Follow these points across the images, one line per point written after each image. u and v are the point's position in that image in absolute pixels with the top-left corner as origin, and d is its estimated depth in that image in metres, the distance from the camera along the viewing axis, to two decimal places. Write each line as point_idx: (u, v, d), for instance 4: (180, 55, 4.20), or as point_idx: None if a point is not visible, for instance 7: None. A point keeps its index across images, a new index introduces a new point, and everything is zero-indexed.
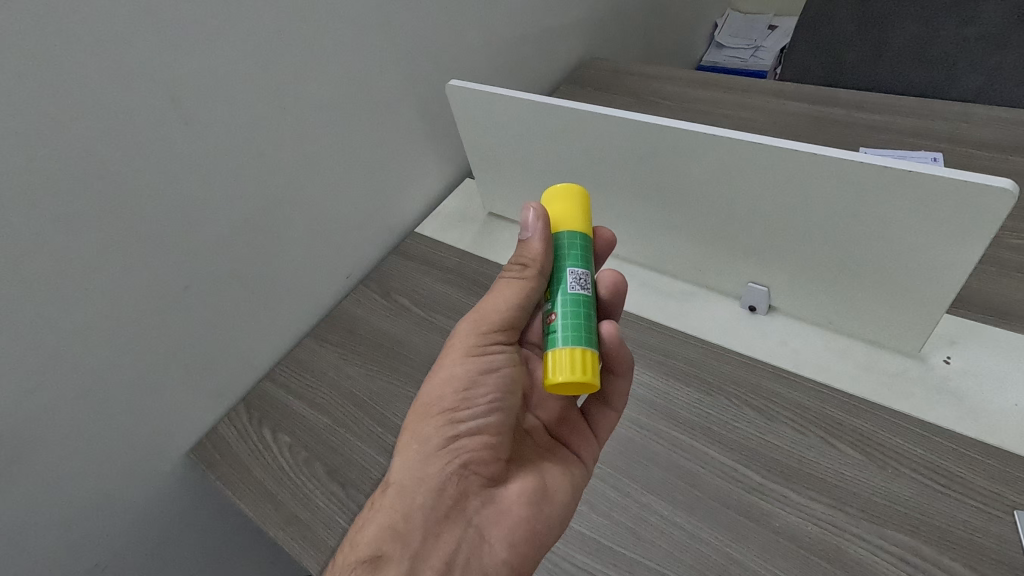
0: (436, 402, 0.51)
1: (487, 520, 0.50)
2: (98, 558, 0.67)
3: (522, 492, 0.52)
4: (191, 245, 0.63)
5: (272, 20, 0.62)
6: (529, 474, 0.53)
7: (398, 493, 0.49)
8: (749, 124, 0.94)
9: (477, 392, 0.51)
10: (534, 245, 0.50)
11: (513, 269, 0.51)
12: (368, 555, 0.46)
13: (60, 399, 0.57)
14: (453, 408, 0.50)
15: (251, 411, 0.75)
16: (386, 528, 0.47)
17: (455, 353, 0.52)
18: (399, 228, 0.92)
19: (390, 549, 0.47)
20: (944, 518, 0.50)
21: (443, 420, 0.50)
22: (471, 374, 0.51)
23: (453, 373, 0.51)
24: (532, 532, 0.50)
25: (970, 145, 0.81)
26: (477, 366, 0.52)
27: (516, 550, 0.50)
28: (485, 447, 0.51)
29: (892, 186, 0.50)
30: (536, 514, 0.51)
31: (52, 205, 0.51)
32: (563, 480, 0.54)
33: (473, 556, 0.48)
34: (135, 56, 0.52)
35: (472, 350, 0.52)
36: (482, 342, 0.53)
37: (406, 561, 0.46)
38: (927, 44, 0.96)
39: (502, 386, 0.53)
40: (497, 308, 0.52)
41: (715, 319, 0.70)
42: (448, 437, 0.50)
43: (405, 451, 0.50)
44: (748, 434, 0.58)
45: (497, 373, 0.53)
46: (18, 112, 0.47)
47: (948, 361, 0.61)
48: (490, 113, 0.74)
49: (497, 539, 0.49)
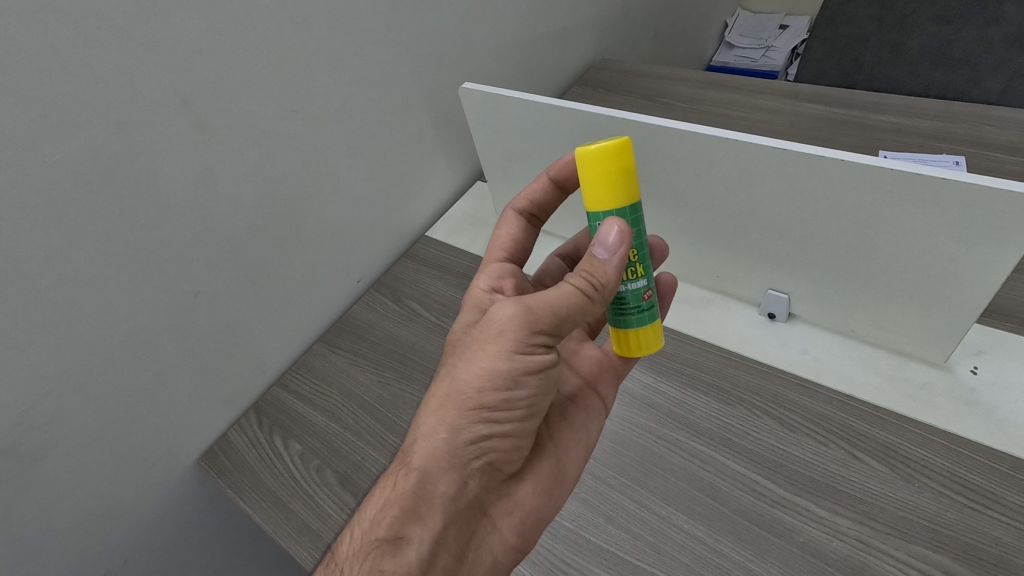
0: (473, 394, 0.45)
1: (501, 508, 0.50)
2: (108, 567, 0.66)
3: (537, 476, 0.52)
4: (201, 251, 0.62)
5: (284, 22, 0.61)
6: (547, 459, 0.53)
7: (421, 481, 0.45)
8: (765, 126, 0.93)
9: (517, 391, 0.45)
10: (610, 269, 0.43)
11: (577, 282, 0.44)
12: (388, 537, 0.45)
13: (69, 407, 0.56)
14: (491, 406, 0.45)
15: (261, 417, 0.75)
16: (407, 512, 0.45)
17: (503, 344, 0.45)
18: (410, 232, 0.91)
19: (410, 532, 0.45)
20: (975, 535, 0.49)
21: (478, 416, 0.45)
22: (516, 373, 0.45)
23: (497, 369, 0.44)
24: (541, 518, 0.52)
25: (992, 148, 0.80)
26: (524, 363, 0.45)
27: (525, 535, 0.51)
28: (514, 441, 0.48)
29: (921, 195, 0.48)
30: (547, 502, 0.52)
31: (61, 211, 0.50)
32: (577, 460, 0.55)
33: (483, 538, 0.49)
34: (147, 59, 0.52)
35: (523, 349, 0.45)
36: (533, 340, 0.45)
37: (425, 545, 0.45)
38: (947, 44, 0.94)
39: (543, 383, 0.47)
40: (559, 312, 0.44)
41: (734, 327, 0.69)
42: (480, 434, 0.46)
43: (431, 438, 0.46)
44: (769, 446, 0.57)
45: (544, 372, 0.46)
46: (27, 117, 0.46)
47: (975, 371, 0.59)
48: (502, 117, 0.73)
49: (507, 527, 0.50)
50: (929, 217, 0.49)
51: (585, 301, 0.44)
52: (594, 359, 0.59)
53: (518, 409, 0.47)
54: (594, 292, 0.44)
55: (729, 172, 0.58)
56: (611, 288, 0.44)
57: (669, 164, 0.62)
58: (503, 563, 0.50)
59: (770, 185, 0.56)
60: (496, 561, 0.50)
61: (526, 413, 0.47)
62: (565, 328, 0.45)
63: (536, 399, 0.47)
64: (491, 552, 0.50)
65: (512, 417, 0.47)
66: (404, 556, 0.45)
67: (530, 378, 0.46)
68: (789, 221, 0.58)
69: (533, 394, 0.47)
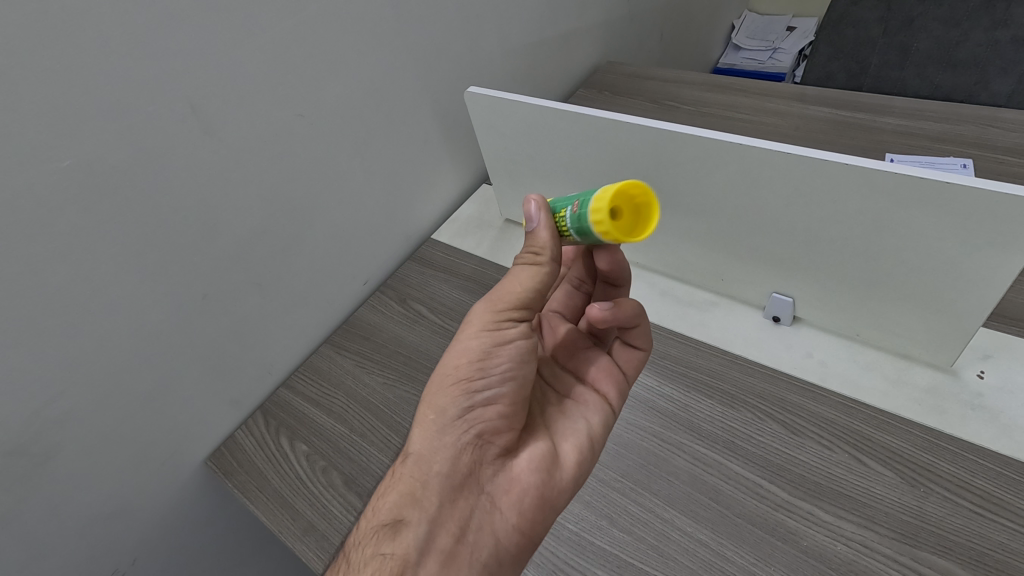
0: (452, 371, 0.49)
1: (499, 487, 0.50)
2: (117, 565, 0.67)
3: (536, 457, 0.51)
4: (209, 252, 0.63)
5: (292, 29, 0.62)
6: (543, 441, 0.53)
7: (416, 461, 0.49)
8: (771, 129, 0.93)
9: (490, 362, 0.49)
10: (542, 235, 0.49)
11: (524, 257, 0.50)
12: (389, 520, 0.47)
13: (82, 407, 0.58)
14: (469, 379, 0.49)
15: (268, 419, 0.75)
16: (405, 495, 0.48)
17: (473, 325, 0.50)
18: (415, 235, 0.92)
19: (408, 515, 0.47)
20: (981, 539, 0.48)
21: (459, 390, 0.49)
22: (487, 346, 0.49)
23: (470, 345, 0.49)
24: (543, 498, 0.50)
25: (1000, 150, 0.79)
26: (492, 335, 0.49)
27: (529, 517, 0.49)
28: (501, 415, 0.50)
29: (926, 200, 0.47)
30: (549, 482, 0.50)
31: (76, 214, 0.51)
32: (575, 444, 0.54)
33: (485, 521, 0.49)
34: (159, 67, 0.53)
35: (491, 325, 0.50)
36: (500, 317, 0.50)
37: (424, 525, 0.47)
38: (955, 46, 0.94)
39: (518, 355, 0.50)
40: (517, 287, 0.50)
41: (739, 329, 0.69)
42: (463, 408, 0.48)
43: (423, 421, 0.50)
44: (775, 450, 0.57)
45: (515, 343, 0.50)
46: (41, 124, 0.47)
47: (982, 376, 0.59)
48: (507, 120, 0.73)
49: (509, 507, 0.49)
50: (934, 223, 0.49)
51: (536, 268, 0.49)
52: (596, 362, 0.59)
53: (497, 383, 0.49)
54: (539, 258, 0.49)
55: (733, 175, 0.58)
56: (552, 252, 0.49)
57: (671, 167, 0.62)
58: (508, 546, 0.49)
59: (775, 188, 0.56)
60: (497, 545, 0.48)
61: (506, 386, 0.50)
62: (529, 299, 0.50)
63: (513, 371, 0.50)
64: (493, 534, 0.48)
65: (492, 391, 0.49)
66: (402, 539, 0.46)
67: (499, 348, 0.49)
68: (794, 225, 0.58)
69: (507, 363, 0.49)
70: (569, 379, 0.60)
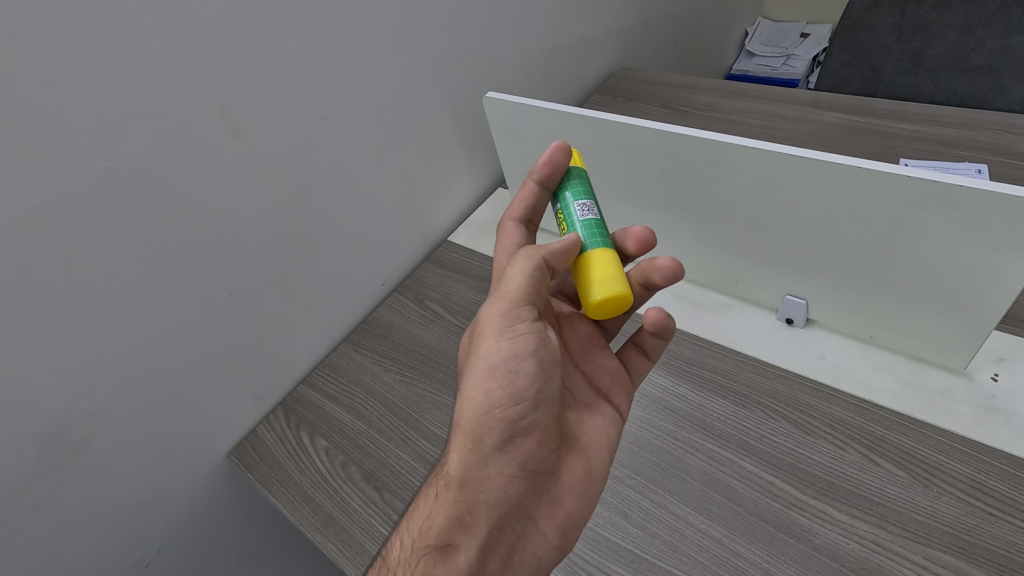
0: (484, 398, 0.48)
1: (543, 511, 0.52)
2: (142, 554, 0.69)
3: (571, 475, 0.53)
4: (234, 251, 0.65)
5: (316, 35, 0.64)
6: (575, 459, 0.54)
7: (460, 489, 0.50)
8: (785, 134, 0.94)
9: (520, 386, 0.48)
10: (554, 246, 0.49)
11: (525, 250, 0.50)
12: (438, 544, 0.49)
13: (113, 399, 0.60)
14: (502, 406, 0.48)
15: (289, 414, 0.77)
16: (453, 520, 0.49)
17: (490, 336, 0.49)
18: (432, 237, 0.94)
19: (457, 540, 0.49)
20: (997, 541, 0.49)
21: (494, 419, 0.48)
22: (510, 364, 0.48)
23: (495, 363, 0.48)
24: (579, 516, 0.53)
25: (1015, 156, 0.79)
26: (513, 348, 0.48)
27: (566, 535, 0.52)
28: (540, 442, 0.50)
29: (939, 202, 0.48)
30: (584, 501, 0.53)
31: (112, 214, 0.53)
32: (603, 458, 0.55)
33: (529, 543, 0.51)
34: (191, 72, 0.55)
35: (507, 337, 0.48)
36: (509, 319, 0.48)
37: (474, 549, 0.49)
38: (969, 52, 0.94)
39: (541, 370, 0.48)
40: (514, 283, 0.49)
41: (754, 331, 0.70)
42: (502, 438, 0.49)
43: (463, 448, 0.50)
44: (787, 449, 0.58)
45: (538, 355, 0.48)
46: (83, 126, 0.49)
47: (996, 378, 0.59)
48: (524, 125, 0.75)
49: (550, 529, 0.52)
50: (947, 225, 0.49)
51: (538, 269, 0.49)
52: (609, 368, 0.59)
53: (532, 404, 0.49)
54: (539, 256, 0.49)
55: (747, 178, 0.59)
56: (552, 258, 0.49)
57: (684, 170, 0.63)
58: (546, 566, 0.51)
59: (788, 191, 0.57)
60: (541, 565, 0.51)
61: (540, 411, 0.49)
62: (533, 297, 0.49)
63: (547, 392, 0.49)
64: (536, 556, 0.51)
65: (529, 418, 0.49)
66: (453, 562, 0.48)
67: (524, 365, 0.48)
68: (807, 227, 0.59)
69: (536, 385, 0.48)
70: (584, 381, 0.59)
